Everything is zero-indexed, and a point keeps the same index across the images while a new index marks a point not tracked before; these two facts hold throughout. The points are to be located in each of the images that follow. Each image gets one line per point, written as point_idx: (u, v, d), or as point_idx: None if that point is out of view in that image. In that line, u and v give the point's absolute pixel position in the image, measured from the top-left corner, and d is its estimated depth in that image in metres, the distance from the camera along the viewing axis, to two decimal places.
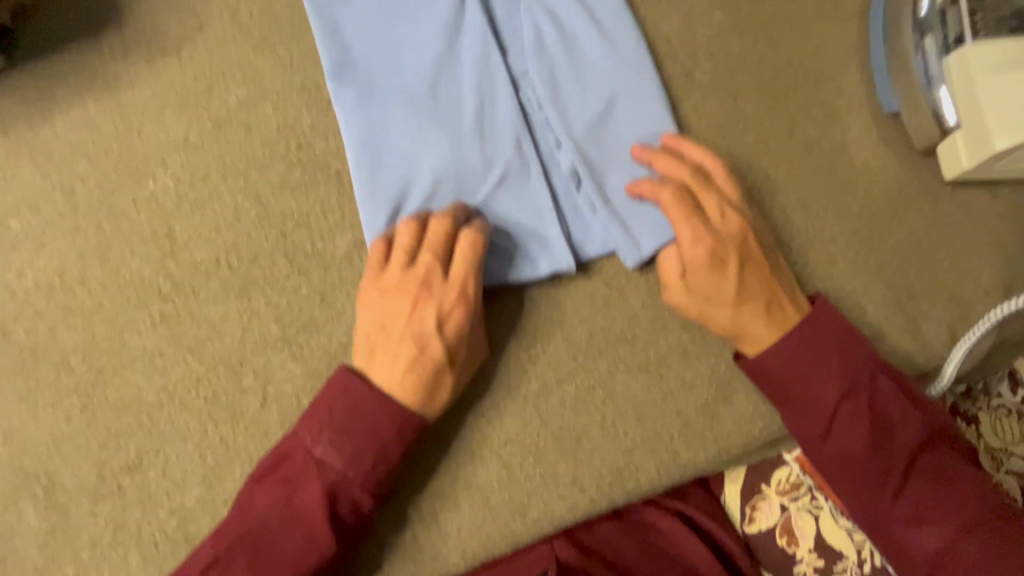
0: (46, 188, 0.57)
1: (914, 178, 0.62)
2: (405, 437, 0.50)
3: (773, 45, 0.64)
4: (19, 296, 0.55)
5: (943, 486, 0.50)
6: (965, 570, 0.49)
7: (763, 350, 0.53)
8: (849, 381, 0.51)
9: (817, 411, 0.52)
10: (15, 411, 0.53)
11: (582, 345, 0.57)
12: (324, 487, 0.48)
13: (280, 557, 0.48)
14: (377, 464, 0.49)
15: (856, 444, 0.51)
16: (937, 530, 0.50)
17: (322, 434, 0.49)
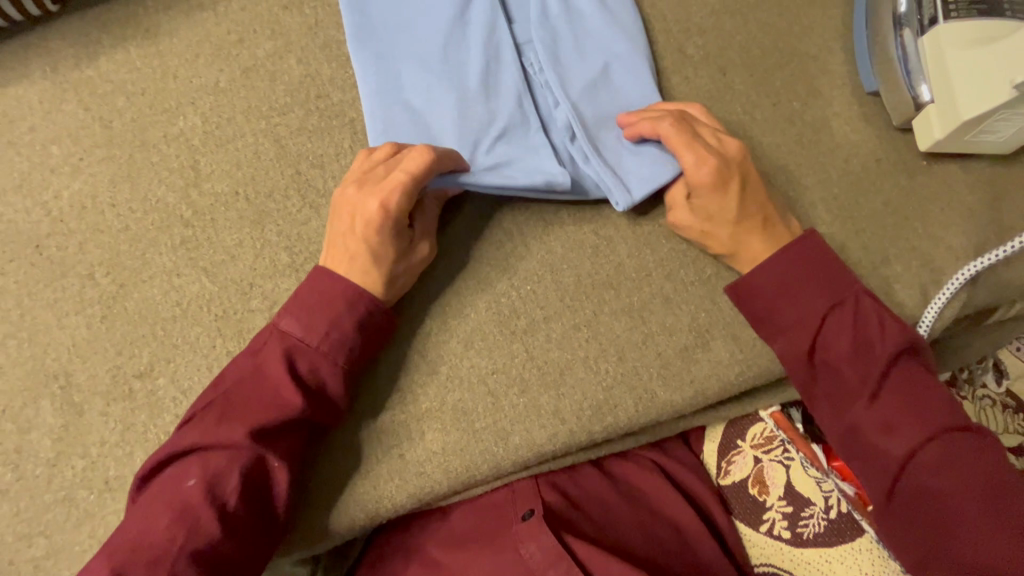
0: (86, 120, 0.63)
1: (892, 151, 0.65)
2: (358, 311, 0.54)
3: (762, 26, 0.69)
4: (54, 214, 0.60)
5: (916, 396, 0.52)
6: (930, 475, 0.49)
7: (759, 264, 0.57)
8: (835, 295, 0.56)
9: (799, 323, 0.56)
10: (42, 316, 0.57)
11: (569, 287, 0.60)
12: (283, 348, 0.52)
13: (245, 417, 0.50)
14: (330, 331, 0.53)
15: (835, 353, 0.54)
16: (902, 436, 0.51)
17: (288, 306, 0.54)
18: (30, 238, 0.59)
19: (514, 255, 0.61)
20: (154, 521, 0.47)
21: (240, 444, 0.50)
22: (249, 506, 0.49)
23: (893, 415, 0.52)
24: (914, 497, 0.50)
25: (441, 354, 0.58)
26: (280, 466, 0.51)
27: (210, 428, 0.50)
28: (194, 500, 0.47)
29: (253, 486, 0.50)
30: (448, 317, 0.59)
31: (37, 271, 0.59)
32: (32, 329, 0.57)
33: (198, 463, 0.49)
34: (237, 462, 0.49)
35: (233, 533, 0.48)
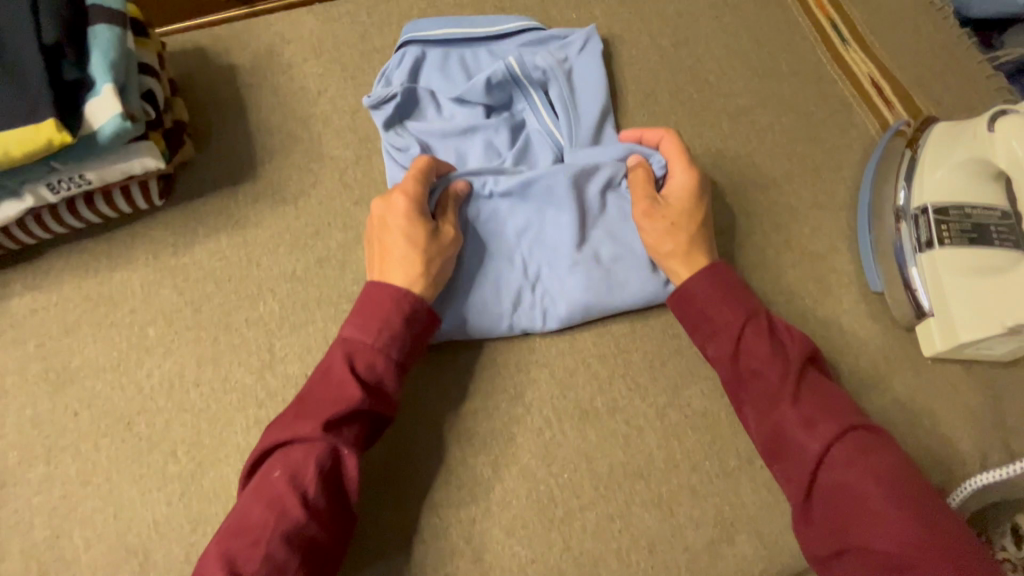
0: (179, 303, 0.72)
1: (898, 349, 0.72)
2: (403, 307, 0.64)
3: (775, 227, 0.78)
4: (145, 392, 0.68)
5: (825, 400, 0.61)
6: (841, 467, 0.57)
7: (687, 278, 0.67)
8: (749, 309, 0.65)
9: (726, 330, 0.64)
10: (127, 491, 0.64)
11: (603, 476, 0.66)
12: (345, 352, 0.62)
13: (315, 414, 0.59)
14: (382, 329, 0.63)
15: (760, 357, 0.62)
16: (818, 433, 0.58)
17: (349, 317, 0.64)
18: (122, 415, 0.67)
19: (552, 442, 0.67)
20: (255, 510, 0.56)
21: (317, 438, 0.58)
22: (327, 496, 0.57)
23: (812, 414, 0.59)
24: (830, 488, 0.57)
25: (485, 541, 0.63)
26: (348, 452, 0.59)
27: (290, 426, 0.59)
28: (280, 490, 0.56)
29: (328, 476, 0.58)
30: (492, 503, 0.65)
31: (127, 447, 0.66)
32: (118, 504, 0.63)
33: (282, 458, 0.58)
34: (313, 456, 0.57)
35: (319, 516, 0.57)
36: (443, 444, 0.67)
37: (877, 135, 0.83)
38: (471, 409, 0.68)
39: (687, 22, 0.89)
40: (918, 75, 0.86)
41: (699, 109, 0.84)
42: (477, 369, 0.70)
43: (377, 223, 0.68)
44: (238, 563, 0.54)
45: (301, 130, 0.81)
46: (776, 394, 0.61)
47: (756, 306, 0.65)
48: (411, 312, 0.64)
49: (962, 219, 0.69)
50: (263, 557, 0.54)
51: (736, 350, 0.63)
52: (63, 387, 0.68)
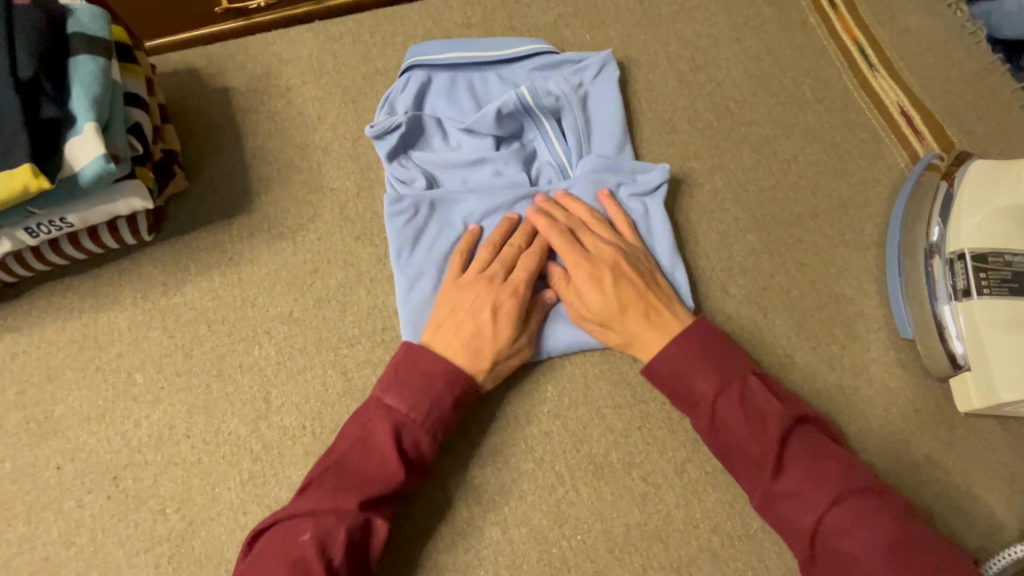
0: (169, 347, 0.68)
1: (930, 401, 0.68)
2: (457, 390, 0.61)
3: (800, 267, 0.74)
4: (132, 445, 0.64)
5: (813, 465, 0.56)
6: (841, 540, 0.53)
7: (656, 350, 0.63)
8: (721, 379, 0.60)
9: (697, 406, 0.61)
10: (113, 554, 0.60)
11: (619, 538, 0.62)
12: (391, 423, 0.59)
13: (357, 487, 0.56)
14: (433, 408, 0.60)
15: (734, 425, 0.59)
16: (809, 502, 0.55)
17: (393, 383, 0.60)
18: (108, 469, 0.63)
19: (564, 501, 0.63)
20: (276, 572, 0.53)
21: (351, 512, 0.55)
22: (350, 567, 0.54)
23: (796, 486, 0.56)
24: (831, 556, 0.53)
25: None
26: (379, 522, 0.57)
27: (328, 498, 0.56)
28: (308, 557, 0.53)
29: (354, 547, 0.55)
30: (500, 567, 0.61)
31: (112, 504, 0.62)
32: (103, 566, 0.60)
33: (312, 524, 0.55)
34: (344, 525, 0.55)
35: None
36: (448, 502, 0.63)
37: (906, 168, 0.79)
38: (479, 464, 0.64)
39: (707, 45, 0.84)
40: (949, 104, 0.82)
41: (720, 139, 0.80)
42: (485, 421, 0.66)
43: (483, 283, 0.66)
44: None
45: (300, 158, 0.77)
46: (758, 465, 0.58)
47: (729, 373, 0.61)
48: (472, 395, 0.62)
49: (1001, 267, 0.66)
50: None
51: (711, 424, 0.60)
52: (45, 437, 0.64)
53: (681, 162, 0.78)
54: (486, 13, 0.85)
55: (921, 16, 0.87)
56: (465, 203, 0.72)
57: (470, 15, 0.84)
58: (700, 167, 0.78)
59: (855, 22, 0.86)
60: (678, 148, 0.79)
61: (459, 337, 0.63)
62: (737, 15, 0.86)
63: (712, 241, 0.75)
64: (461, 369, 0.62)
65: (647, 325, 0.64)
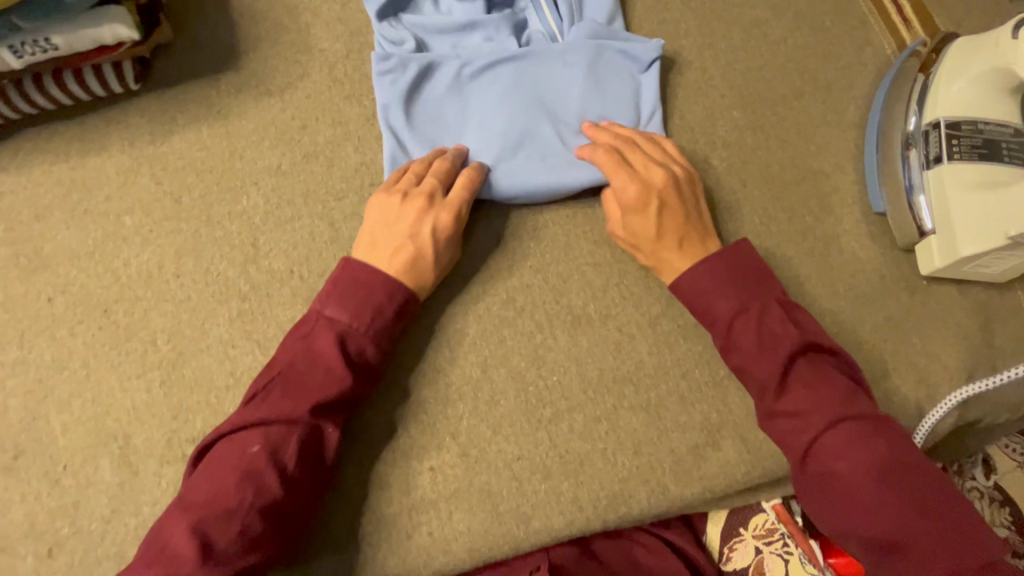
0: (158, 193, 0.68)
1: (896, 269, 0.71)
2: (399, 300, 0.61)
3: (781, 143, 0.75)
4: (122, 281, 0.65)
5: (816, 388, 0.59)
6: (834, 461, 0.56)
7: (683, 272, 0.65)
8: (741, 301, 0.62)
9: (714, 325, 0.64)
10: (106, 378, 0.62)
11: (593, 380, 0.65)
12: (335, 332, 0.59)
13: (305, 394, 0.57)
14: (377, 315, 0.60)
15: (749, 343, 0.61)
16: (808, 424, 0.57)
17: (334, 294, 0.61)
18: (99, 303, 0.64)
19: (542, 346, 0.66)
20: (225, 482, 0.52)
21: (300, 420, 0.56)
22: (303, 467, 0.55)
23: (796, 407, 0.58)
24: (823, 477, 0.56)
25: (472, 438, 0.63)
26: (331, 433, 0.58)
27: (276, 405, 0.56)
28: (260, 465, 0.53)
29: (308, 453, 0.56)
30: (479, 401, 0.64)
31: (104, 334, 0.63)
32: (95, 389, 0.62)
33: (261, 434, 0.55)
34: (294, 435, 0.55)
35: (292, 493, 0.54)
36: (431, 344, 0.65)
37: (892, 54, 0.80)
38: (461, 311, 0.67)
39: None
40: None
41: (711, 18, 0.80)
42: (469, 272, 0.68)
43: (420, 199, 0.64)
44: (211, 537, 0.50)
45: (288, 18, 0.76)
46: (762, 388, 0.61)
47: (746, 300, 0.63)
48: (414, 305, 0.63)
49: (972, 135, 0.68)
50: (237, 533, 0.51)
51: (726, 342, 0.63)
52: (35, 271, 0.65)
53: (672, 39, 0.79)
54: None
55: None
56: (453, 66, 0.72)
57: None
58: (690, 44, 0.79)
59: None
60: (669, 25, 0.79)
61: (400, 253, 0.63)
62: None
63: (698, 116, 0.76)
64: (399, 280, 0.62)
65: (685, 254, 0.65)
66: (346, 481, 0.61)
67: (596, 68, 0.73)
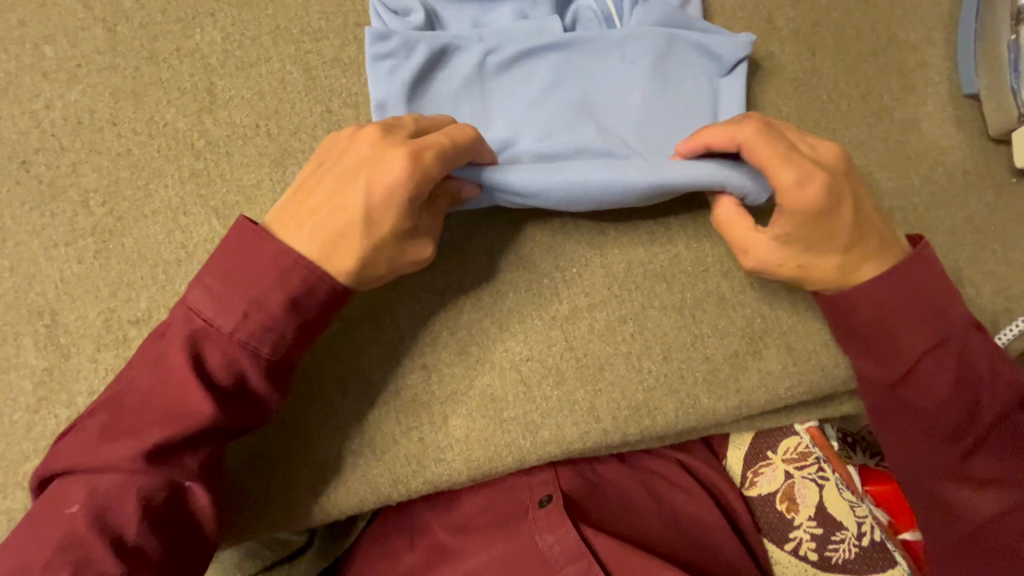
0: (87, 20, 0.54)
1: (982, 162, 0.60)
2: (291, 287, 0.43)
3: (861, 4, 0.62)
4: (44, 127, 0.52)
5: (1012, 452, 0.50)
6: (1013, 538, 0.49)
7: (864, 281, 0.48)
8: (943, 331, 0.48)
9: (895, 357, 0.49)
10: (26, 244, 0.51)
11: (619, 275, 0.55)
12: (189, 336, 0.42)
13: (139, 431, 0.41)
14: (252, 315, 0.43)
15: (939, 390, 0.48)
16: (992, 494, 0.50)
17: (199, 279, 0.43)
18: (15, 151, 0.52)
19: (561, 234, 0.55)
20: (36, 553, 0.39)
21: (138, 468, 0.41)
22: (156, 537, 0.41)
23: (990, 473, 0.50)
24: (986, 548, 0.50)
25: (474, 335, 0.53)
26: (192, 485, 0.43)
27: (101, 449, 0.41)
28: (81, 535, 0.39)
29: (160, 511, 0.41)
30: (483, 293, 0.54)
31: (23, 190, 0.51)
32: (14, 255, 0.50)
33: (84, 487, 0.41)
34: (131, 491, 0.40)
35: (141, 573, 0.40)
36: None
37: None
38: None
39: None
40: None
41: None
42: None
43: (360, 139, 0.44)
44: None
45: None
46: (946, 436, 0.49)
47: (950, 330, 0.48)
48: (322, 298, 0.45)
49: None
50: None
51: (906, 380, 0.49)
52: None
53: None
54: None
55: None
56: (476, 52, 0.55)
57: None
58: None
59: None
60: None
61: (313, 222, 0.44)
62: None
63: None
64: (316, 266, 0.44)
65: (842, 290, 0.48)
66: (321, 374, 0.52)
67: (663, 63, 0.56)
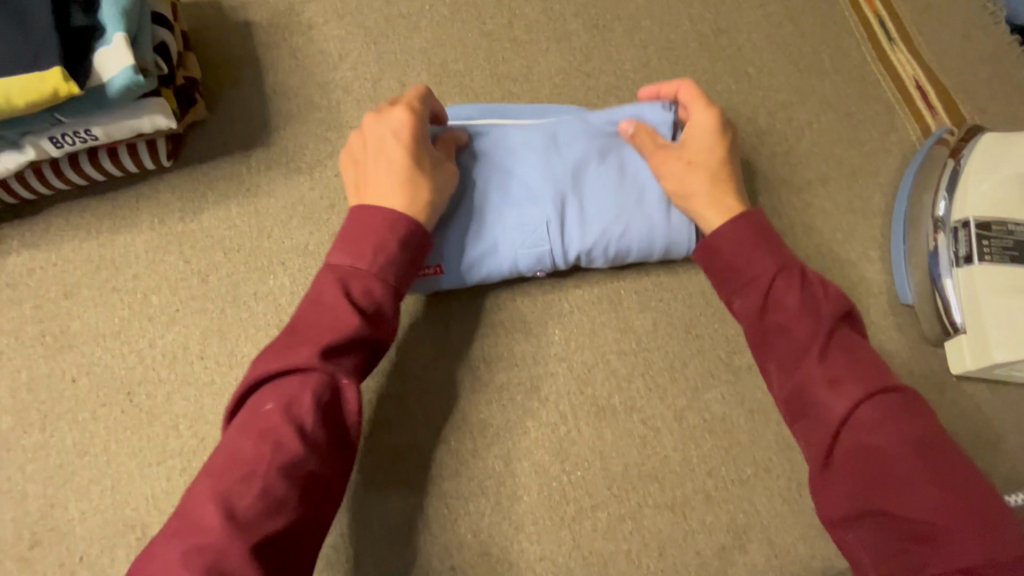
0: (186, 272, 0.69)
1: (924, 364, 0.70)
2: (400, 231, 0.56)
3: (808, 230, 0.75)
4: (147, 363, 0.65)
5: (855, 357, 0.50)
6: (866, 433, 0.46)
7: (717, 228, 0.59)
8: (781, 260, 0.56)
9: (752, 284, 0.55)
10: (126, 464, 0.62)
11: (617, 476, 0.64)
12: (337, 278, 0.53)
13: (311, 339, 0.50)
14: (379, 252, 0.54)
15: (795, 308, 0.53)
16: (845, 392, 0.48)
17: (337, 240, 0.56)
18: (122, 385, 0.64)
19: (566, 439, 0.65)
20: (241, 446, 0.45)
21: (310, 366, 0.49)
22: (326, 429, 0.48)
23: (837, 373, 0.49)
24: (853, 453, 0.46)
25: (494, 536, 0.62)
26: (349, 385, 0.50)
27: (282, 356, 0.50)
28: (275, 422, 0.46)
29: (327, 409, 0.48)
30: (501, 496, 0.63)
31: (126, 417, 0.63)
32: (115, 475, 0.61)
33: (274, 392, 0.48)
34: (309, 387, 0.48)
35: (319, 452, 0.47)
36: (455, 435, 0.65)
37: (917, 141, 0.80)
38: (486, 402, 0.66)
39: (729, 8, 0.85)
40: (965, 81, 0.83)
41: (736, 100, 0.80)
42: (492, 359, 0.68)
43: (373, 126, 0.60)
44: (234, 504, 0.43)
45: (319, 95, 0.77)
46: (801, 348, 0.51)
47: (790, 259, 0.56)
48: (419, 236, 0.57)
49: (1003, 235, 0.69)
50: (259, 495, 0.43)
51: (764, 302, 0.54)
52: (60, 352, 0.65)
53: None
54: None
55: None
56: None
57: None
58: None
59: None
60: None
61: (376, 171, 0.58)
62: None
63: None
64: (398, 212, 0.56)
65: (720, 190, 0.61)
66: None
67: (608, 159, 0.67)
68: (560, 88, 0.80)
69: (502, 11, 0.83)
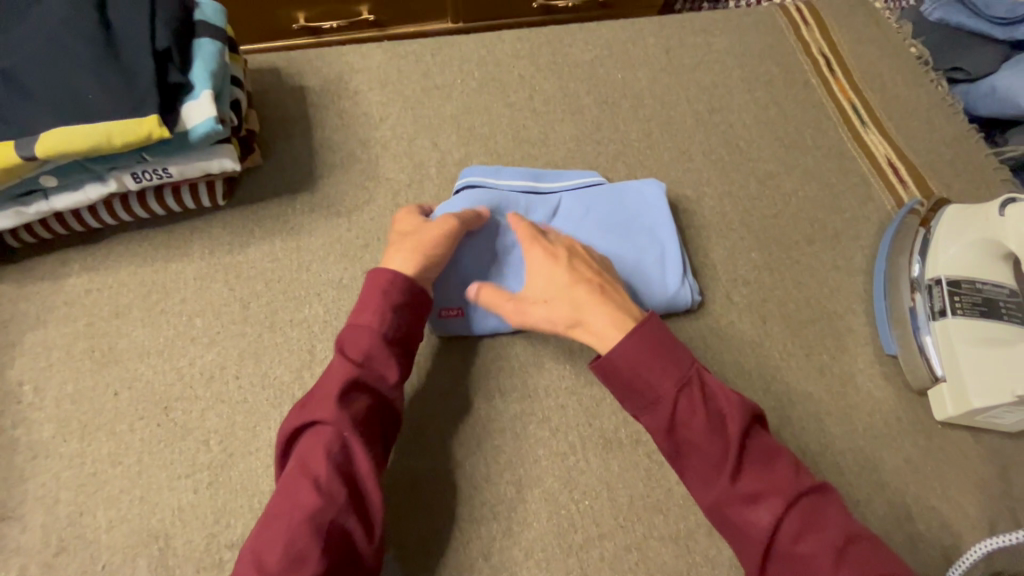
0: (229, 299, 0.75)
1: (910, 410, 0.75)
2: (388, 291, 0.65)
3: (797, 284, 0.83)
4: (185, 380, 0.70)
5: (765, 464, 0.58)
6: (790, 543, 0.55)
7: (617, 344, 0.63)
8: (682, 375, 0.61)
9: (657, 403, 0.61)
10: (156, 475, 0.65)
11: (623, 507, 0.67)
12: (339, 347, 0.63)
13: (318, 400, 0.59)
14: (369, 313, 0.64)
15: (698, 429, 0.59)
16: (767, 506, 0.56)
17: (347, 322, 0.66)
18: (161, 400, 0.68)
19: (575, 468, 0.69)
20: (273, 506, 0.55)
21: (320, 425, 0.57)
22: (334, 472, 0.56)
23: (753, 487, 0.57)
24: (788, 559, 0.55)
25: (505, 562, 0.64)
26: (353, 434, 0.58)
27: (297, 419, 0.59)
28: (294, 482, 0.55)
29: (336, 459, 0.56)
30: (513, 521, 0.66)
31: (161, 431, 0.67)
32: (145, 485, 0.64)
33: (294, 455, 0.58)
34: (320, 443, 0.57)
35: (335, 491, 0.55)
36: (469, 461, 0.68)
37: (892, 210, 0.89)
38: (501, 430, 0.70)
39: (721, 92, 0.97)
40: (931, 161, 0.93)
41: (729, 169, 0.91)
42: (507, 390, 0.72)
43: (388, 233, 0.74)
44: None
45: (361, 150, 0.87)
46: (717, 467, 0.58)
47: (688, 370, 0.61)
48: (404, 291, 0.66)
49: (972, 293, 0.76)
50: (286, 550, 0.52)
51: (671, 421, 0.60)
52: (106, 366, 0.70)
53: (695, 186, 0.89)
54: (533, 49, 0.98)
55: (908, 88, 1.01)
56: None
57: (519, 49, 0.98)
58: (711, 192, 0.89)
59: (850, 85, 0.99)
60: (693, 174, 0.90)
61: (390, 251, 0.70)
62: (749, 72, 0.99)
63: (720, 254, 0.84)
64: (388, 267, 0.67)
65: (585, 312, 0.65)
66: None
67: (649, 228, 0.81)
68: (574, 152, 0.90)
69: (523, 86, 0.95)
